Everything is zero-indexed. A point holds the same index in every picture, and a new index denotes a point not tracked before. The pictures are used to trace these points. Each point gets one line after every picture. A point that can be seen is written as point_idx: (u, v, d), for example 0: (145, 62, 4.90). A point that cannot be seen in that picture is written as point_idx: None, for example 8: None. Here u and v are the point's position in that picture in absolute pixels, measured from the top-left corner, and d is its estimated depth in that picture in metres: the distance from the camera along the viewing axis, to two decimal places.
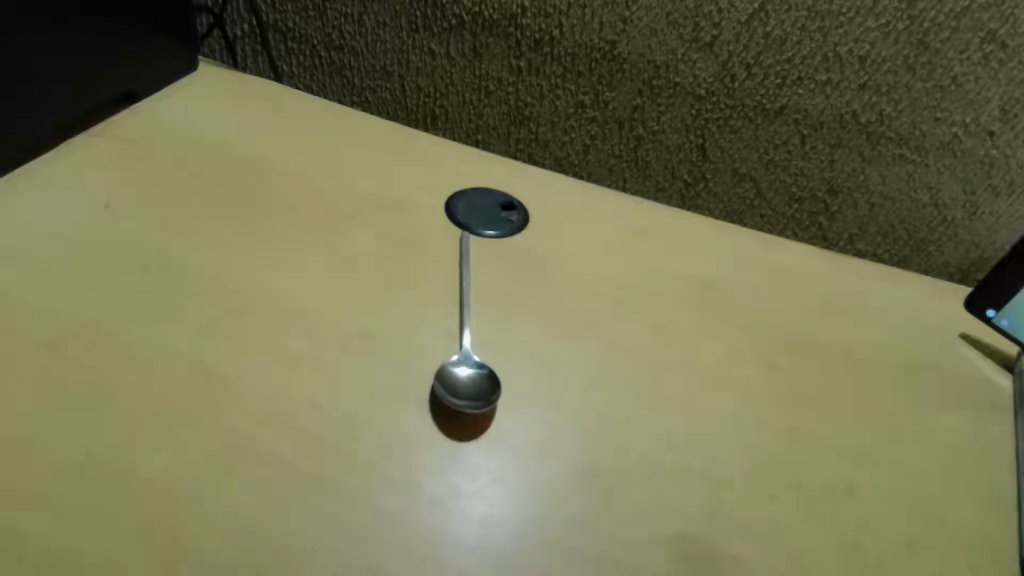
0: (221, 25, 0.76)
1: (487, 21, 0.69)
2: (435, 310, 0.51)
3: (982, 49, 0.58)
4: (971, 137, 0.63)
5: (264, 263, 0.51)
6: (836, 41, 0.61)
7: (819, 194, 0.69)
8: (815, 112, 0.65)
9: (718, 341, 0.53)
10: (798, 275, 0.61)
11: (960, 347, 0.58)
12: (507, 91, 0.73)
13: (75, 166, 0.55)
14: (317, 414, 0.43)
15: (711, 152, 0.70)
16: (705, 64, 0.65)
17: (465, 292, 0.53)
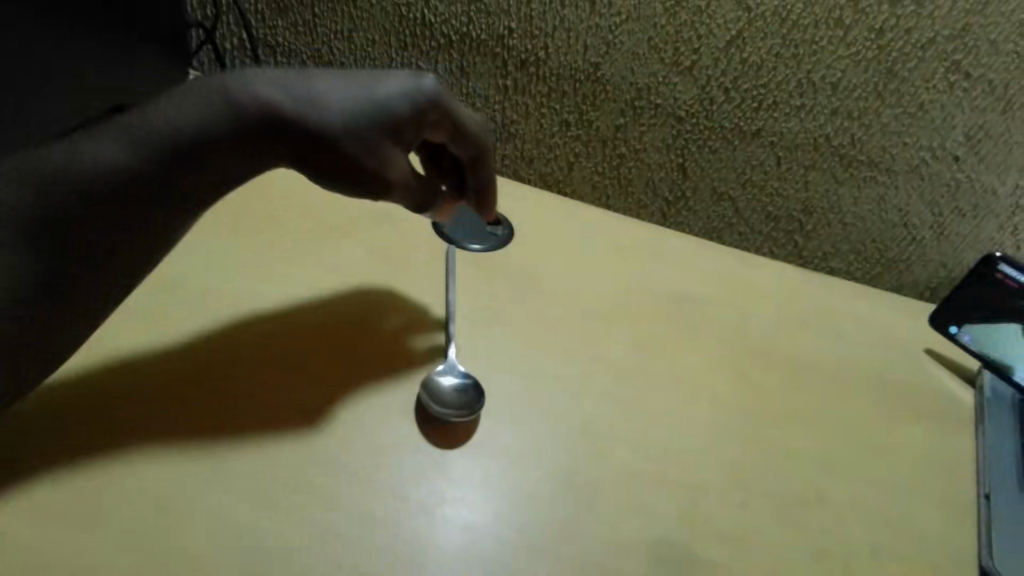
0: (212, 39, 0.78)
1: (474, 41, 0.71)
2: (423, 321, 0.52)
3: (947, 78, 0.61)
4: (938, 161, 0.65)
5: (252, 273, 0.52)
6: (809, 68, 0.63)
7: (794, 213, 0.72)
8: (789, 134, 0.67)
9: (696, 354, 0.55)
10: (774, 289, 0.63)
11: (925, 362, 0.60)
12: (493, 109, 0.75)
13: None
14: (303, 421, 0.44)
15: (692, 171, 0.72)
16: (685, 86, 0.68)
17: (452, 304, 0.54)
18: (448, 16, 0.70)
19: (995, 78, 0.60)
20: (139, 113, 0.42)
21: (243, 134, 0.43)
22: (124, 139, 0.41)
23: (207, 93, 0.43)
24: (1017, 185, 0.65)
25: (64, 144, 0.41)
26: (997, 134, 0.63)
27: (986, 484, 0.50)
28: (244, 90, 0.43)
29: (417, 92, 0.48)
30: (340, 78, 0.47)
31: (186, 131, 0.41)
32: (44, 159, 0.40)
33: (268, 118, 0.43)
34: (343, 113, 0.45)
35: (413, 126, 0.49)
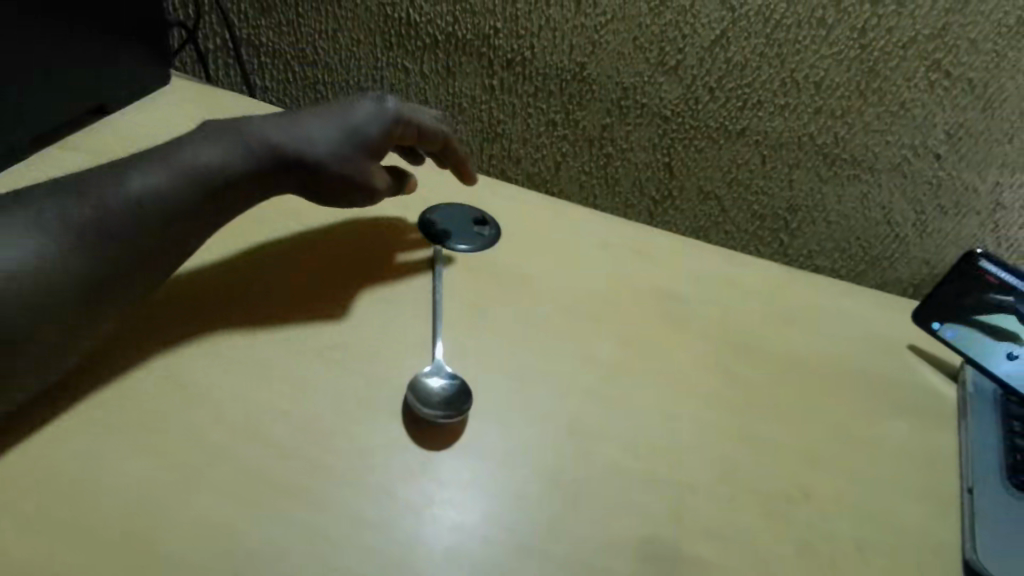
0: (195, 39, 0.77)
1: (460, 41, 0.71)
2: (411, 323, 0.52)
3: (927, 78, 0.62)
4: (920, 159, 0.66)
5: (238, 280, 0.52)
6: (792, 67, 0.64)
7: (780, 212, 0.72)
8: (773, 133, 0.68)
9: (683, 353, 0.55)
10: (760, 287, 0.63)
11: (909, 358, 0.61)
12: (480, 109, 0.75)
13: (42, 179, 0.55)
14: (289, 426, 0.44)
15: (678, 170, 0.73)
16: (671, 86, 0.68)
17: (438, 307, 0.53)
18: (433, 15, 0.70)
19: (975, 76, 0.61)
20: (168, 151, 0.47)
21: (263, 172, 0.50)
22: (170, 173, 0.46)
23: (225, 137, 0.49)
24: (997, 182, 0.66)
25: (102, 176, 0.45)
26: (977, 131, 0.63)
27: (970, 478, 0.51)
28: (253, 135, 0.50)
29: (385, 115, 0.55)
30: (321, 115, 0.53)
31: (220, 170, 0.47)
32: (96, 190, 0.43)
33: (281, 160, 0.50)
34: (335, 149, 0.52)
35: (387, 143, 0.55)
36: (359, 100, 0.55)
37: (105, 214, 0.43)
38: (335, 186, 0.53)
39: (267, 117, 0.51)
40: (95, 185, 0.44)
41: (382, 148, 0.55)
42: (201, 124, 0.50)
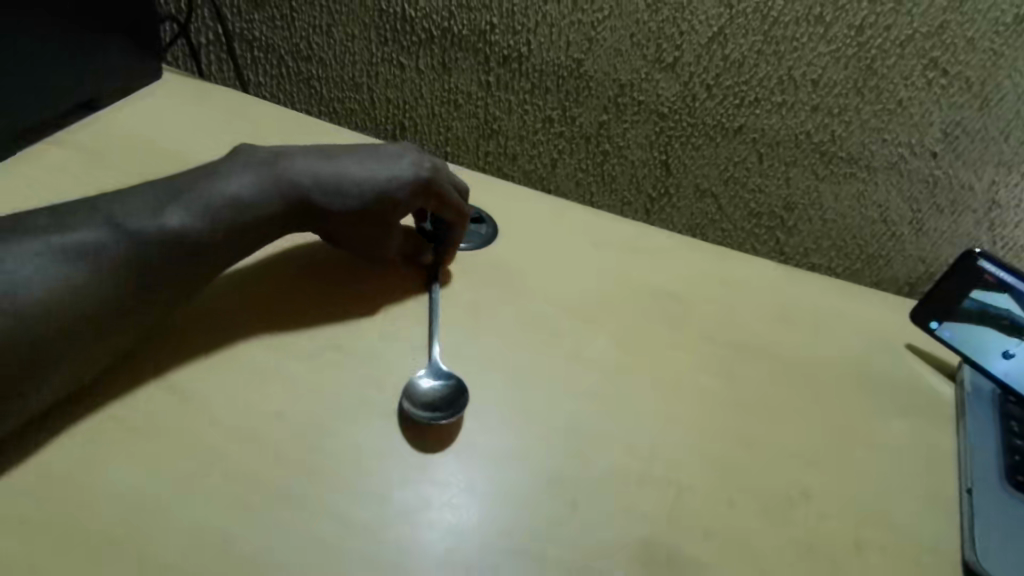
0: (186, 33, 0.76)
1: (456, 37, 0.70)
2: (405, 323, 0.52)
3: (925, 76, 0.62)
4: (917, 157, 0.66)
5: (232, 278, 0.51)
6: (790, 64, 0.63)
7: (776, 210, 0.72)
8: (770, 131, 0.68)
9: (682, 352, 0.55)
10: (756, 286, 0.63)
11: (906, 357, 0.60)
12: (476, 105, 0.74)
13: (30, 175, 0.54)
14: (284, 426, 0.43)
15: (675, 168, 0.72)
16: (668, 83, 0.67)
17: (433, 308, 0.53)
18: (429, 10, 0.69)
19: (972, 74, 0.61)
20: (199, 184, 0.47)
21: (287, 212, 0.50)
22: (205, 212, 0.46)
23: (259, 174, 0.48)
24: (993, 181, 0.65)
25: (126, 200, 0.44)
26: (974, 130, 0.63)
27: (968, 479, 0.51)
28: (286, 179, 0.49)
29: (415, 180, 0.53)
30: (357, 166, 0.52)
31: (248, 211, 0.47)
32: (131, 219, 0.43)
33: (303, 204, 0.50)
34: (351, 206, 0.51)
35: (404, 208, 0.53)
36: (399, 158, 0.53)
37: (135, 245, 0.43)
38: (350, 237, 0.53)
39: (304, 155, 0.51)
40: (132, 212, 0.44)
41: (396, 212, 0.53)
42: (241, 149, 0.51)
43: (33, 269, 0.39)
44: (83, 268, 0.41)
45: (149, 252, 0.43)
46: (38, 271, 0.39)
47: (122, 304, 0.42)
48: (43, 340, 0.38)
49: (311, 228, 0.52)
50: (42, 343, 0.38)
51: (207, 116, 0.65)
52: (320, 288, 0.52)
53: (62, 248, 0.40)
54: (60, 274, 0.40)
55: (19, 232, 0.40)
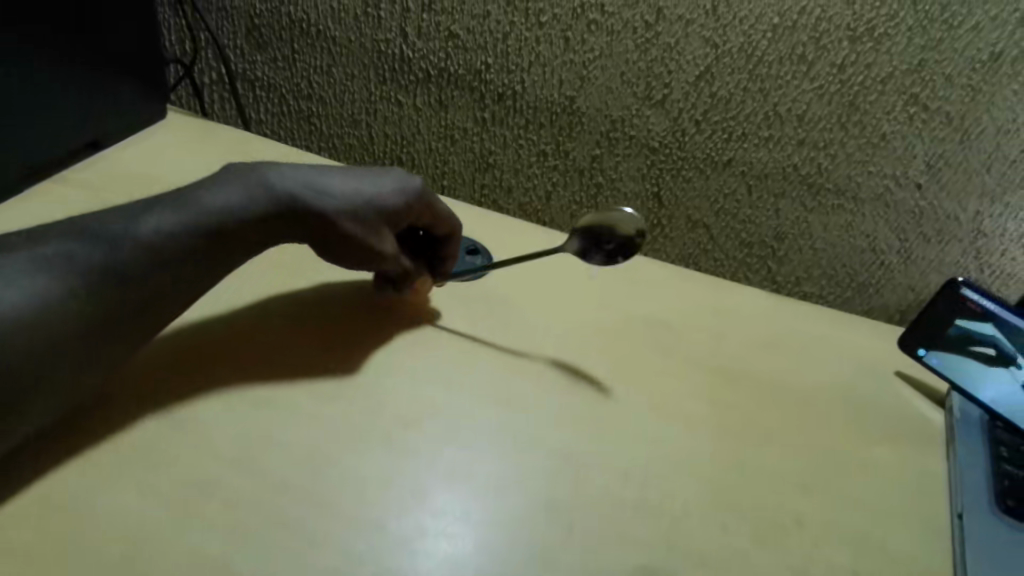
0: (191, 74, 0.79)
1: (452, 76, 0.73)
2: (393, 362, 0.52)
3: (906, 111, 0.64)
4: (902, 189, 0.68)
5: (232, 313, 0.53)
6: (775, 101, 0.66)
7: (767, 240, 0.74)
8: (759, 164, 0.69)
9: (675, 380, 0.56)
10: (747, 314, 0.64)
11: (895, 382, 0.61)
12: (472, 140, 0.76)
13: (35, 214, 0.56)
14: (282, 454, 0.44)
15: (666, 199, 0.74)
16: (658, 119, 0.70)
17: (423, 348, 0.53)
18: (426, 51, 0.72)
19: (952, 109, 0.63)
20: (183, 194, 0.46)
21: (274, 217, 0.48)
22: (185, 217, 0.45)
23: (243, 182, 0.47)
24: (977, 212, 0.67)
25: (114, 217, 0.44)
26: (956, 162, 0.65)
27: (959, 504, 0.51)
28: (275, 185, 0.48)
29: (407, 191, 0.53)
30: (350, 179, 0.52)
31: (233, 212, 0.46)
32: (114, 235, 0.42)
33: (298, 211, 0.48)
34: (359, 209, 0.51)
35: (403, 215, 0.53)
36: (386, 174, 0.54)
37: (115, 254, 0.42)
38: (348, 248, 0.51)
39: (294, 167, 0.50)
40: (113, 221, 0.43)
41: (395, 218, 0.53)
42: (230, 165, 0.49)
43: (17, 283, 0.39)
44: (63, 282, 0.40)
45: (130, 265, 0.42)
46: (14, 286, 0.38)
47: (101, 322, 0.41)
48: (27, 363, 0.38)
49: (311, 239, 0.50)
50: (26, 368, 0.38)
51: (209, 153, 0.66)
52: (318, 319, 0.54)
53: (51, 269, 0.40)
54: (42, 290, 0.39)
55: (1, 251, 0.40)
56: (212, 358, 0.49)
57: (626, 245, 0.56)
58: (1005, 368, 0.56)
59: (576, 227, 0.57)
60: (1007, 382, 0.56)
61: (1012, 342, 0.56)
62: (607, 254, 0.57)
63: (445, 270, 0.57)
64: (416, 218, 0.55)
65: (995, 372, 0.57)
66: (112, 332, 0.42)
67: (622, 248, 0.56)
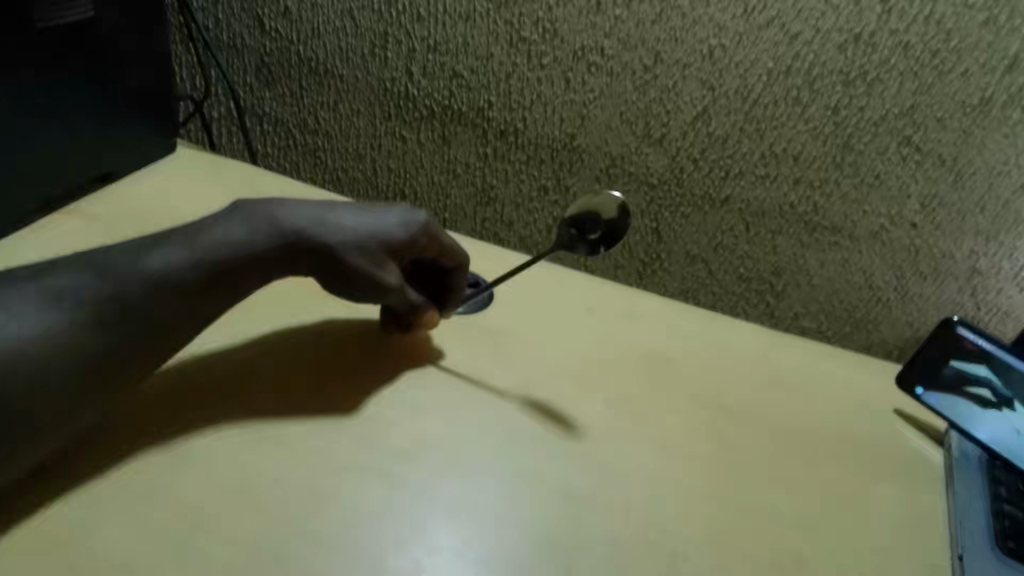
0: (201, 109, 0.81)
1: (456, 113, 0.74)
2: (388, 395, 0.52)
3: (899, 152, 0.65)
4: (897, 228, 0.68)
5: (235, 346, 0.53)
6: (771, 141, 0.67)
7: (765, 275, 0.75)
8: (756, 201, 0.71)
9: (673, 415, 0.56)
10: (745, 349, 0.65)
11: (894, 420, 0.62)
12: (474, 174, 0.77)
13: (44, 245, 0.57)
14: (279, 488, 0.44)
15: (665, 234, 0.75)
16: (656, 157, 0.71)
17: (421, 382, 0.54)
18: (430, 89, 0.74)
19: (944, 151, 0.64)
20: (190, 230, 0.47)
21: (280, 251, 0.49)
22: (190, 252, 0.45)
23: (250, 218, 0.48)
24: (973, 251, 0.68)
25: (121, 251, 0.44)
26: (950, 202, 0.66)
27: (958, 545, 0.51)
28: (282, 222, 0.49)
29: (414, 226, 0.54)
30: (357, 214, 0.52)
31: (239, 246, 0.47)
32: (118, 267, 0.43)
33: (304, 249, 0.49)
34: (365, 245, 0.52)
35: (408, 250, 0.54)
36: (393, 207, 0.55)
37: (120, 287, 0.43)
38: (355, 283, 0.52)
39: (301, 204, 0.51)
40: (118, 254, 0.44)
41: (401, 252, 0.54)
42: (241, 200, 0.50)
43: (23, 315, 0.39)
44: (66, 314, 0.40)
45: (132, 297, 0.43)
46: (20, 317, 0.39)
47: (102, 355, 0.41)
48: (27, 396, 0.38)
49: (318, 273, 0.51)
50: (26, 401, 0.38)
51: (216, 186, 0.68)
52: (321, 353, 0.54)
53: (59, 301, 0.41)
54: (44, 321, 0.40)
55: (8, 282, 0.41)
56: (212, 390, 0.49)
57: (612, 230, 0.57)
58: (998, 411, 0.56)
59: (563, 217, 0.58)
60: (999, 425, 0.56)
61: (1006, 383, 0.55)
62: (593, 244, 0.57)
63: (452, 303, 0.58)
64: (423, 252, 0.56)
65: (987, 414, 0.57)
66: (113, 365, 0.42)
67: (607, 237, 0.57)
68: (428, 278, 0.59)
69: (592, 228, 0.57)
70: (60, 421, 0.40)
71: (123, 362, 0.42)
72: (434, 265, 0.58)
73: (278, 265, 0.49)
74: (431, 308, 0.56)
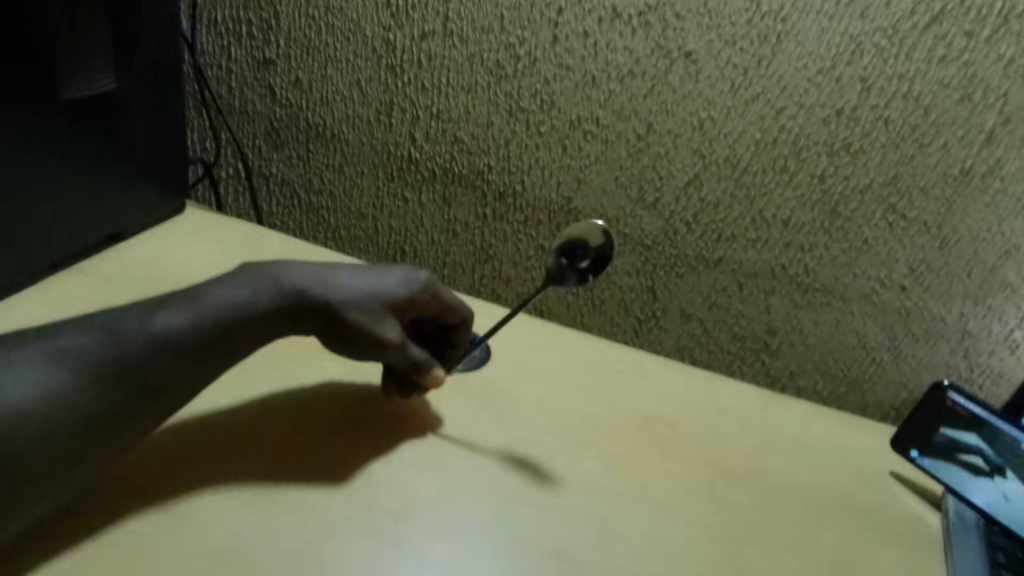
0: (211, 172, 0.83)
1: (456, 176, 0.77)
2: (382, 456, 0.52)
3: (886, 219, 0.67)
4: (887, 290, 0.70)
5: (233, 405, 0.54)
6: (761, 207, 0.69)
7: (759, 334, 0.75)
8: (748, 263, 0.72)
9: (670, 477, 0.56)
10: (740, 410, 0.65)
11: (890, 483, 0.61)
12: (473, 234, 0.79)
13: (51, 303, 0.58)
14: (272, 549, 0.43)
15: (661, 294, 0.77)
16: (651, 220, 0.73)
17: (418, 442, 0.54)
18: (433, 153, 0.77)
19: (929, 219, 0.66)
20: (195, 292, 0.47)
21: (283, 311, 0.50)
22: (195, 312, 0.46)
23: (254, 280, 0.49)
24: (962, 313, 0.69)
25: (126, 312, 0.45)
26: (938, 266, 0.68)
27: None
28: (285, 282, 0.50)
29: (414, 284, 0.56)
30: (358, 274, 0.54)
31: (243, 306, 0.48)
32: (124, 328, 0.44)
33: (307, 307, 0.50)
34: (369, 304, 0.53)
35: (409, 307, 0.55)
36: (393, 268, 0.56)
37: (124, 347, 0.43)
38: (358, 339, 0.52)
39: (303, 265, 0.52)
40: (124, 314, 0.45)
41: (404, 310, 0.55)
42: (244, 263, 0.51)
43: (28, 375, 0.40)
44: (70, 374, 0.41)
45: (135, 354, 0.43)
46: (24, 375, 0.40)
47: (104, 412, 0.42)
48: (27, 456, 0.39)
49: (321, 332, 0.52)
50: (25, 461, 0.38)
51: (221, 245, 0.70)
52: (319, 413, 0.55)
53: (63, 361, 0.41)
54: (49, 378, 0.40)
55: (14, 343, 0.42)
56: (206, 453, 0.49)
57: (600, 256, 0.59)
58: (990, 478, 0.56)
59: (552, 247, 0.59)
60: (993, 492, 0.56)
61: (996, 451, 0.56)
62: (582, 272, 0.58)
63: (455, 357, 0.60)
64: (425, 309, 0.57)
65: (981, 480, 0.56)
66: (112, 421, 0.42)
67: (595, 265, 0.59)
68: (428, 336, 0.60)
69: (582, 256, 0.58)
70: (56, 478, 0.41)
71: (120, 420, 0.43)
72: (433, 322, 0.60)
73: (280, 324, 0.50)
74: (437, 364, 0.57)
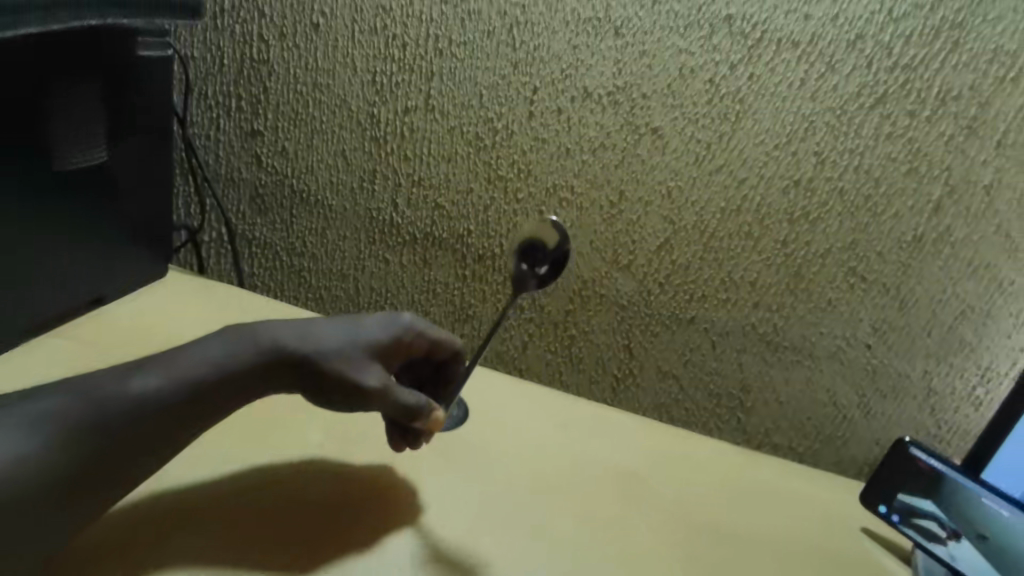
0: (195, 237, 0.85)
1: (437, 240, 0.79)
2: (357, 524, 0.52)
3: (847, 281, 0.70)
4: (853, 348, 0.72)
5: (206, 476, 0.53)
6: (729, 269, 0.72)
7: (734, 392, 0.77)
8: (719, 322, 0.75)
9: (648, 538, 0.56)
10: (715, 469, 0.66)
11: (864, 540, 0.62)
12: (453, 293, 0.81)
13: (27, 367, 0.58)
14: None
15: (637, 352, 0.78)
16: (625, 281, 0.76)
17: (398, 506, 0.54)
18: (414, 218, 0.79)
19: (887, 281, 0.69)
20: (174, 354, 0.47)
21: (264, 369, 0.50)
22: (175, 374, 0.46)
23: (233, 339, 0.49)
24: (926, 370, 0.71)
25: (105, 376, 0.45)
26: (899, 326, 0.70)
27: None
28: (265, 338, 0.50)
29: (394, 329, 0.58)
30: (336, 324, 0.54)
31: (224, 367, 0.48)
32: (102, 393, 0.44)
33: (290, 362, 0.51)
34: (354, 354, 0.54)
35: (392, 352, 0.57)
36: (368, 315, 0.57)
37: (101, 413, 0.43)
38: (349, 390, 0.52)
39: (279, 321, 0.52)
40: (103, 379, 0.45)
41: (388, 356, 0.57)
42: (225, 326, 0.51)
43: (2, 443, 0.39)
44: (45, 441, 0.41)
45: (112, 420, 0.43)
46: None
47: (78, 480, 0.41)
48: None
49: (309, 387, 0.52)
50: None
51: (202, 310, 0.70)
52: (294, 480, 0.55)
53: (40, 429, 0.41)
54: (23, 445, 0.40)
55: None
56: (177, 525, 0.49)
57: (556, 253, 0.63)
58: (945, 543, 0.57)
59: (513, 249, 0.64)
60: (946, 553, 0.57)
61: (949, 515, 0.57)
62: (541, 275, 0.63)
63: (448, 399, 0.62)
64: (409, 353, 0.60)
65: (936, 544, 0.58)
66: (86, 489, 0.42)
67: (551, 265, 0.63)
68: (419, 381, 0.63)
69: (538, 256, 0.62)
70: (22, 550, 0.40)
71: (94, 490, 0.42)
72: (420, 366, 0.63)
73: (261, 385, 0.50)
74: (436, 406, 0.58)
